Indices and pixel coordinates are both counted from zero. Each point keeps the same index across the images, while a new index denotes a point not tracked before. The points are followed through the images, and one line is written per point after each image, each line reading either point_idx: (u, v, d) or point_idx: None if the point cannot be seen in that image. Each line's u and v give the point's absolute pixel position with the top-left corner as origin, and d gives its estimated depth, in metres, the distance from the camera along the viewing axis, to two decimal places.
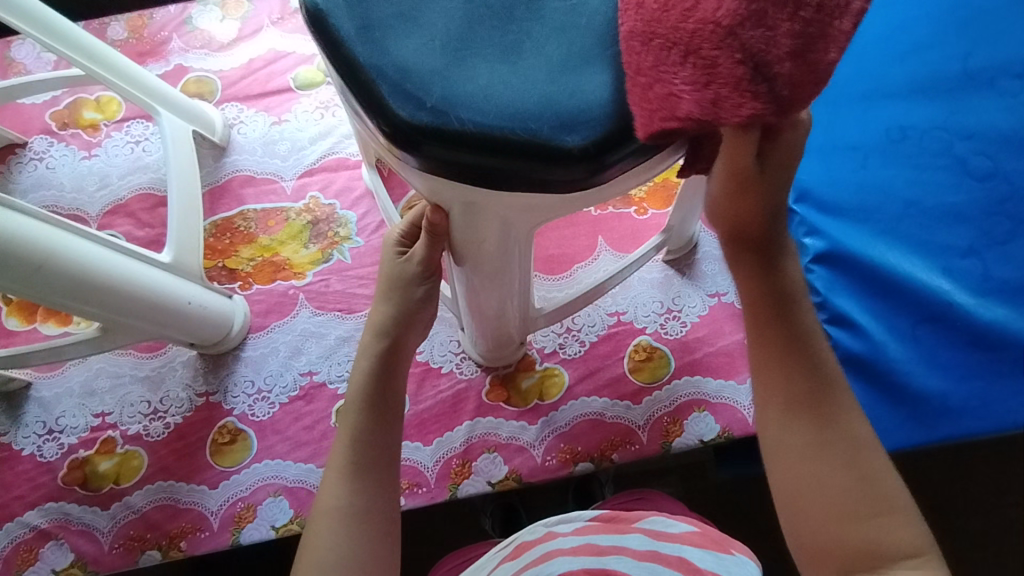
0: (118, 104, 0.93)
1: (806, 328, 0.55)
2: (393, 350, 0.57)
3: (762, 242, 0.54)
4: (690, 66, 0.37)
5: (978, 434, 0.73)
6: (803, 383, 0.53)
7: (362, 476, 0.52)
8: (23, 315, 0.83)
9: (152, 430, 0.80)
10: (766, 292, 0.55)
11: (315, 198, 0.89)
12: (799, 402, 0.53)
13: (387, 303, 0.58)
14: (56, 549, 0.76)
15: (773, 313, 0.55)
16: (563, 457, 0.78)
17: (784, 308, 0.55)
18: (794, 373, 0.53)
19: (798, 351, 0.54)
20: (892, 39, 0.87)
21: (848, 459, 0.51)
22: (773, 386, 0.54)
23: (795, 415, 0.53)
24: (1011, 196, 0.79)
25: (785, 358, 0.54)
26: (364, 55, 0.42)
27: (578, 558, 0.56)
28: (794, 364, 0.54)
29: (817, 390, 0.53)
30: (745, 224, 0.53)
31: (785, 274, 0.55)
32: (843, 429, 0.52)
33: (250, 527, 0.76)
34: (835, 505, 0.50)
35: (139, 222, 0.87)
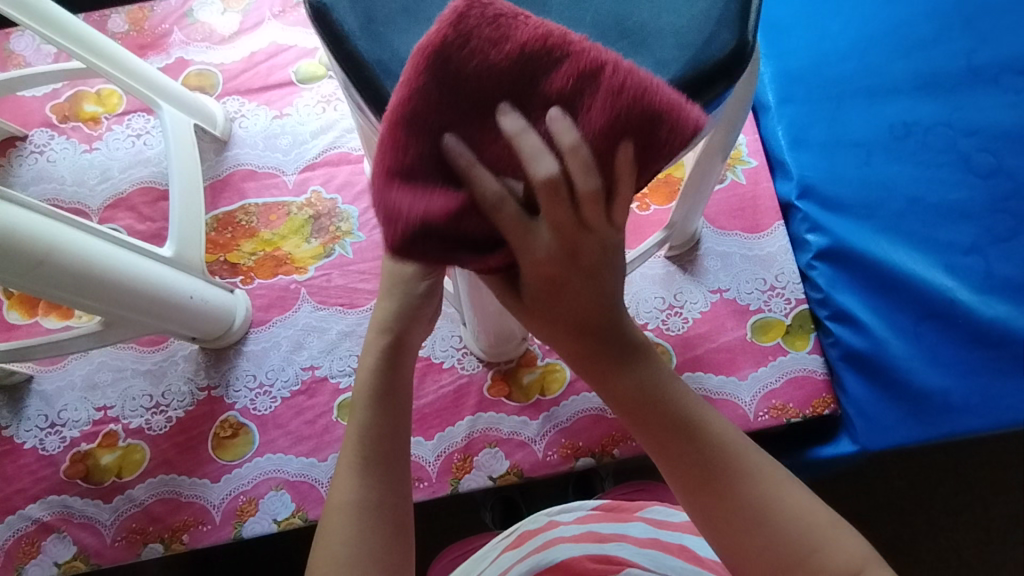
0: (119, 97, 0.93)
1: (682, 405, 0.44)
2: (397, 345, 0.56)
3: (598, 343, 0.42)
4: (408, 174, 0.34)
5: (979, 431, 0.73)
6: (702, 464, 0.43)
7: (376, 468, 0.51)
8: (25, 308, 0.83)
9: (154, 423, 0.81)
10: (617, 395, 0.44)
11: (317, 193, 0.88)
12: (703, 487, 0.43)
13: (389, 298, 0.58)
14: (59, 541, 0.76)
15: (635, 411, 0.44)
16: (565, 452, 0.78)
17: (650, 404, 0.43)
18: (687, 463, 0.43)
19: (679, 437, 0.43)
20: (896, 35, 0.87)
21: (774, 521, 0.42)
22: (669, 477, 0.44)
23: (708, 500, 0.43)
24: (1015, 193, 0.79)
25: (669, 452, 0.43)
26: (367, 50, 0.42)
27: (580, 544, 0.56)
28: (686, 451, 0.43)
29: (716, 465, 0.43)
30: (580, 326, 0.41)
31: (645, 365, 0.44)
32: (754, 494, 0.42)
33: (253, 520, 0.76)
34: (777, 565, 0.42)
35: (140, 216, 0.87)
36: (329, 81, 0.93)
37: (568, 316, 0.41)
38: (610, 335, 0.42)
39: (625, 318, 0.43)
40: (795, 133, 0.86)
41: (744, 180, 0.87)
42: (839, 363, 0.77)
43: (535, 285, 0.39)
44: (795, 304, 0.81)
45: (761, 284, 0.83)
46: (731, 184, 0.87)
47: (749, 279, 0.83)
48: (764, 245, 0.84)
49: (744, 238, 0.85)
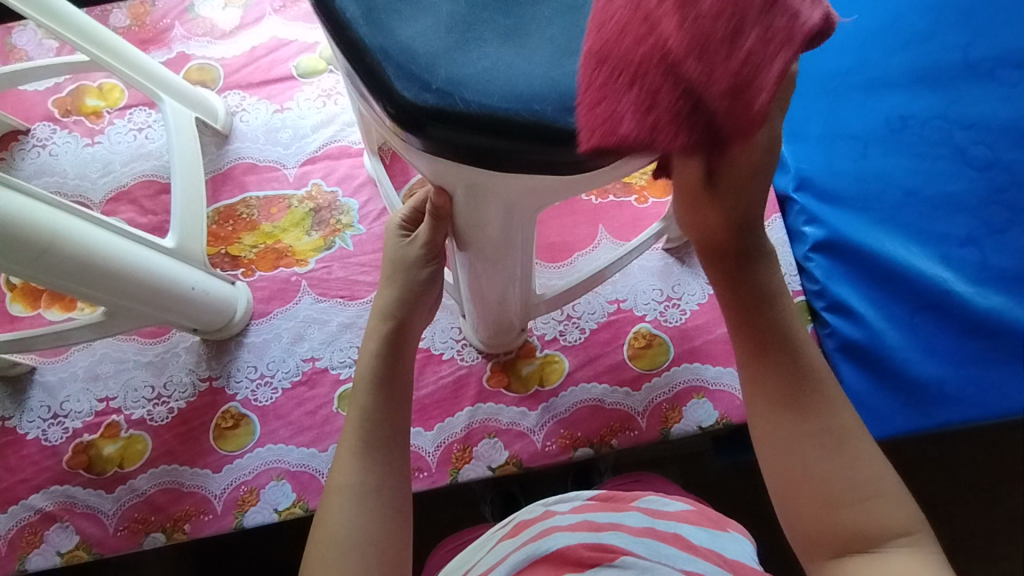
0: (121, 91, 0.94)
1: (787, 326, 0.52)
2: (397, 332, 0.57)
3: (741, 242, 0.51)
4: (645, 103, 0.35)
5: (974, 420, 0.74)
6: (789, 375, 0.50)
7: (374, 453, 0.52)
8: (27, 301, 0.84)
9: (156, 414, 0.81)
10: (740, 296, 0.52)
11: (317, 186, 0.89)
12: (789, 402, 0.50)
13: (389, 287, 0.59)
14: (61, 531, 0.77)
15: (750, 314, 0.52)
16: (564, 442, 0.78)
17: (763, 310, 0.52)
18: (775, 371, 0.51)
19: (776, 348, 0.51)
20: (892, 29, 0.87)
21: (842, 455, 0.48)
22: (758, 380, 0.51)
23: (784, 408, 0.50)
24: (1010, 185, 0.79)
25: (766, 356, 0.51)
26: (369, 37, 0.42)
27: (576, 533, 0.57)
28: (779, 359, 0.51)
29: (801, 381, 0.50)
30: (725, 223, 0.49)
31: (766, 275, 0.52)
32: (826, 418, 0.49)
33: (253, 510, 0.77)
34: (826, 493, 0.47)
35: (142, 209, 0.88)
36: (329, 75, 0.93)
37: (730, 210, 0.48)
38: (750, 240, 0.51)
39: (761, 232, 0.51)
40: (793, 127, 0.88)
41: None
42: (836, 354, 0.78)
43: (725, 180, 0.45)
44: (792, 296, 0.82)
45: None
46: None
47: None
48: None
49: None
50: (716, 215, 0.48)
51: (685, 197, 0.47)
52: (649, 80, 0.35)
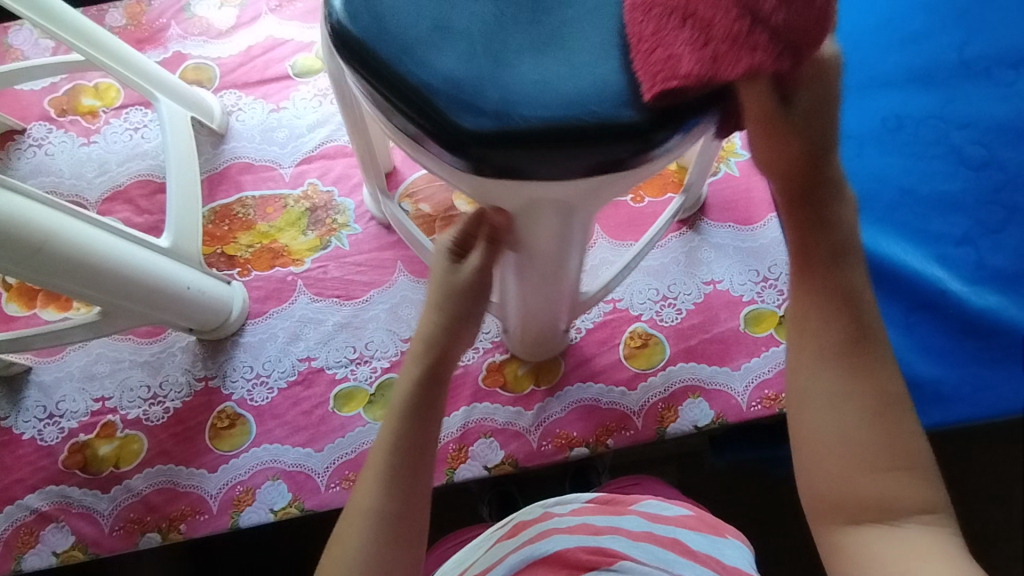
0: (117, 91, 0.94)
1: (855, 283, 0.50)
2: (438, 359, 0.58)
3: (812, 176, 0.49)
4: (703, 31, 0.40)
5: (972, 420, 0.74)
6: (846, 329, 0.49)
7: (398, 480, 0.52)
8: (23, 300, 0.84)
9: (152, 414, 0.81)
10: (812, 236, 0.50)
11: (313, 185, 0.89)
12: (838, 357, 0.48)
13: (435, 311, 0.59)
14: (57, 531, 0.77)
15: (819, 262, 0.50)
16: (560, 442, 0.78)
17: (832, 263, 0.50)
18: (834, 323, 0.49)
19: (840, 302, 0.49)
20: (888, 28, 0.87)
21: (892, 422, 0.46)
22: (814, 334, 0.49)
23: (834, 360, 0.48)
24: (1005, 185, 0.80)
25: (828, 308, 0.49)
26: (416, 76, 0.42)
27: (574, 536, 0.57)
28: (842, 313, 0.49)
29: (857, 341, 0.48)
30: (802, 160, 0.48)
31: (843, 218, 0.50)
32: (877, 381, 0.47)
33: (249, 510, 0.77)
34: (852, 451, 0.46)
35: (138, 209, 0.88)
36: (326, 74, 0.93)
37: (803, 146, 0.47)
38: (825, 177, 0.49)
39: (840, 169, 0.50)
40: None
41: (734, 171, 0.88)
42: None
43: (796, 106, 0.45)
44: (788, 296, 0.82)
45: (754, 276, 0.83)
46: (724, 176, 0.88)
47: (741, 272, 0.84)
48: (757, 238, 0.85)
49: (735, 230, 0.86)
50: (795, 153, 0.47)
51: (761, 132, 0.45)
52: (707, 11, 0.40)
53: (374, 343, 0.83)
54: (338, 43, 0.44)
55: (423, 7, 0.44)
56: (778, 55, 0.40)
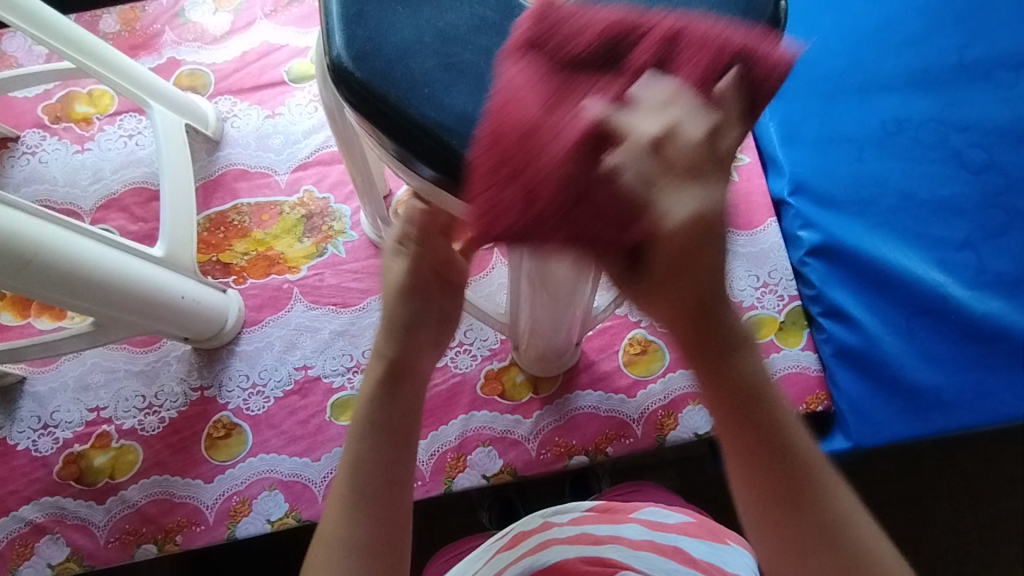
0: (111, 97, 0.93)
1: (785, 431, 0.36)
2: (396, 370, 0.44)
3: (710, 331, 0.34)
4: (531, 193, 0.30)
5: (972, 427, 0.73)
6: (791, 501, 0.35)
7: (367, 508, 0.40)
8: (17, 309, 0.83)
9: (147, 424, 0.80)
10: (722, 400, 0.35)
11: (309, 192, 0.88)
12: (790, 542, 0.35)
13: (391, 342, 0.45)
14: (52, 543, 0.76)
15: (736, 423, 0.36)
16: (558, 451, 0.78)
17: (754, 418, 0.35)
18: (772, 497, 0.35)
19: (777, 465, 0.35)
20: (887, 31, 0.87)
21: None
22: (748, 510, 0.36)
23: (786, 546, 0.36)
24: (1006, 188, 0.79)
25: (761, 480, 0.35)
26: (424, 114, 0.42)
27: (574, 546, 0.56)
28: (780, 482, 0.35)
29: (807, 510, 0.35)
30: (686, 316, 0.34)
31: (749, 360, 0.35)
32: (842, 545, 0.35)
33: (246, 521, 0.76)
34: None
35: (132, 216, 0.87)
36: None
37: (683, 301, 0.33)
38: (715, 321, 0.34)
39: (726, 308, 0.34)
40: (787, 129, 0.86)
41: (735, 174, 0.87)
42: (832, 360, 0.77)
43: (660, 264, 0.32)
44: (787, 301, 0.82)
45: (754, 281, 0.83)
46: None
47: (741, 277, 0.83)
48: (757, 243, 0.84)
49: (736, 235, 0.84)
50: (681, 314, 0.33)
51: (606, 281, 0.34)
52: (505, 196, 0.31)
53: None
54: (338, 85, 0.44)
55: (424, 41, 0.44)
56: (596, 251, 0.31)
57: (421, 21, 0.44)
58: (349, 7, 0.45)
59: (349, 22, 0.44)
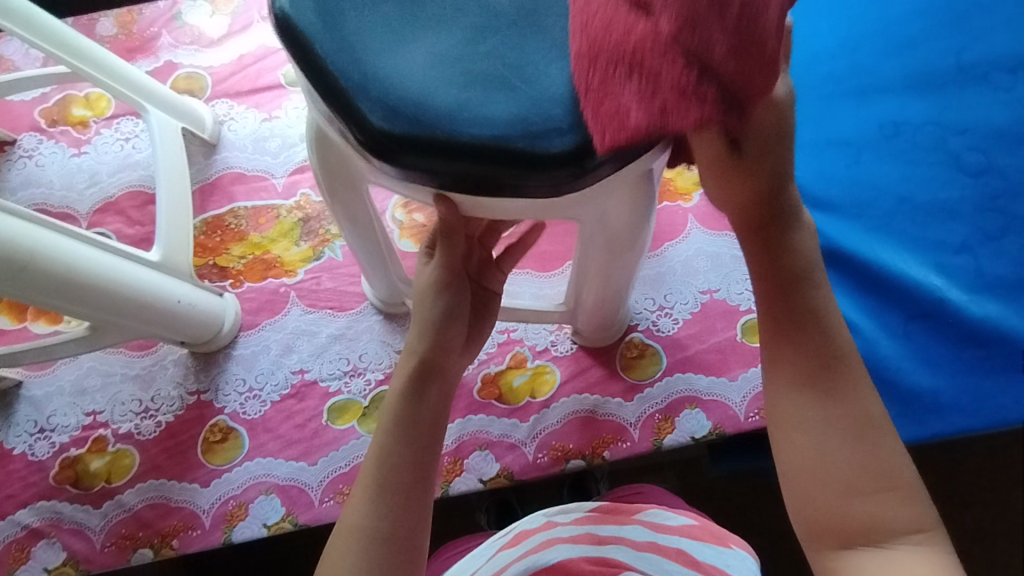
0: (108, 101, 0.93)
1: (818, 305, 0.47)
2: (422, 369, 0.51)
3: (764, 213, 0.48)
4: (647, 91, 0.39)
5: (969, 431, 0.73)
6: (817, 352, 0.46)
7: (389, 496, 0.47)
8: (13, 314, 0.83)
9: (144, 428, 0.80)
10: (771, 271, 0.48)
11: (306, 196, 0.88)
12: (813, 383, 0.46)
13: (420, 341, 0.52)
14: (48, 547, 0.76)
15: (781, 289, 0.48)
16: (556, 454, 0.77)
17: (792, 287, 0.48)
18: (806, 349, 0.47)
19: (806, 327, 0.47)
20: (885, 33, 0.86)
21: (863, 441, 0.45)
22: (783, 362, 0.47)
23: (811, 390, 0.46)
24: (1004, 192, 0.79)
25: (795, 337, 0.47)
26: (478, 134, 0.43)
27: (577, 545, 0.57)
28: (807, 333, 0.47)
29: (830, 361, 0.46)
30: (759, 195, 0.47)
31: (796, 242, 0.48)
32: (852, 399, 0.46)
33: (242, 525, 0.76)
34: (839, 485, 0.44)
35: (129, 220, 0.87)
36: None
37: (752, 181, 0.46)
38: (776, 204, 0.47)
39: (791, 195, 0.48)
40: None
41: None
42: None
43: (751, 146, 0.44)
44: None
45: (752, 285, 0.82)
46: None
47: (738, 280, 0.83)
48: None
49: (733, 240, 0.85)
50: (754, 183, 0.46)
51: (712, 170, 0.46)
52: (645, 76, 0.39)
53: (368, 354, 0.82)
54: (379, 152, 0.44)
55: (437, 71, 0.44)
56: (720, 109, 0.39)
57: (422, 56, 0.45)
58: (351, 73, 0.44)
59: (335, 51, 0.45)
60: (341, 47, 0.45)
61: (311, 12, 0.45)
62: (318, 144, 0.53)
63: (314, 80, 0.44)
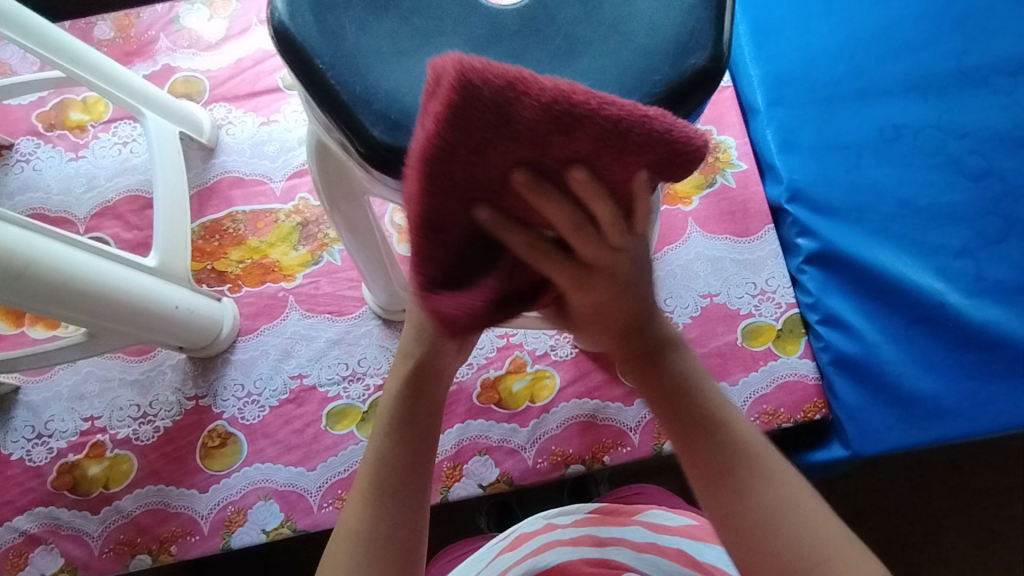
0: (105, 105, 0.92)
1: (709, 408, 0.43)
2: (419, 372, 0.51)
3: (639, 340, 0.44)
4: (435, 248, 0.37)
5: (970, 436, 0.73)
6: (716, 457, 0.42)
7: (387, 498, 0.47)
8: (12, 318, 0.83)
9: (142, 434, 0.80)
10: (653, 388, 0.44)
11: (304, 200, 0.88)
12: (721, 482, 0.41)
13: (414, 343, 0.52)
14: (46, 553, 0.76)
15: (665, 406, 0.44)
16: (555, 460, 0.77)
17: (679, 400, 0.44)
18: (703, 454, 0.42)
19: (700, 432, 0.43)
20: (885, 37, 0.86)
21: (783, 519, 0.40)
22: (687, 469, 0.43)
23: (716, 490, 0.41)
24: (1005, 195, 0.79)
25: (691, 442, 0.43)
26: None
27: (578, 548, 0.57)
28: (703, 442, 0.42)
29: (731, 458, 0.42)
30: (628, 320, 0.43)
31: (676, 361, 0.45)
32: (760, 488, 0.40)
33: (241, 531, 0.76)
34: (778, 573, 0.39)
35: (127, 224, 0.87)
36: None
37: (616, 319, 0.43)
38: (646, 331, 0.44)
39: (661, 320, 0.45)
40: (785, 136, 0.85)
41: (734, 182, 0.87)
42: (830, 368, 0.77)
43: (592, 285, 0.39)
44: (786, 308, 0.81)
45: (752, 288, 0.82)
46: (720, 187, 0.87)
47: (739, 284, 0.83)
48: (754, 249, 0.84)
49: (734, 242, 0.84)
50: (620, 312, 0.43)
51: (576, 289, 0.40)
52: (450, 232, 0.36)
53: (368, 359, 0.82)
54: (383, 164, 0.44)
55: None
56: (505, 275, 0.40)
57: (423, 66, 0.45)
58: (352, 84, 0.44)
59: (335, 60, 0.44)
60: (341, 58, 0.44)
61: (308, 22, 0.45)
62: (318, 155, 0.53)
63: (314, 90, 0.44)
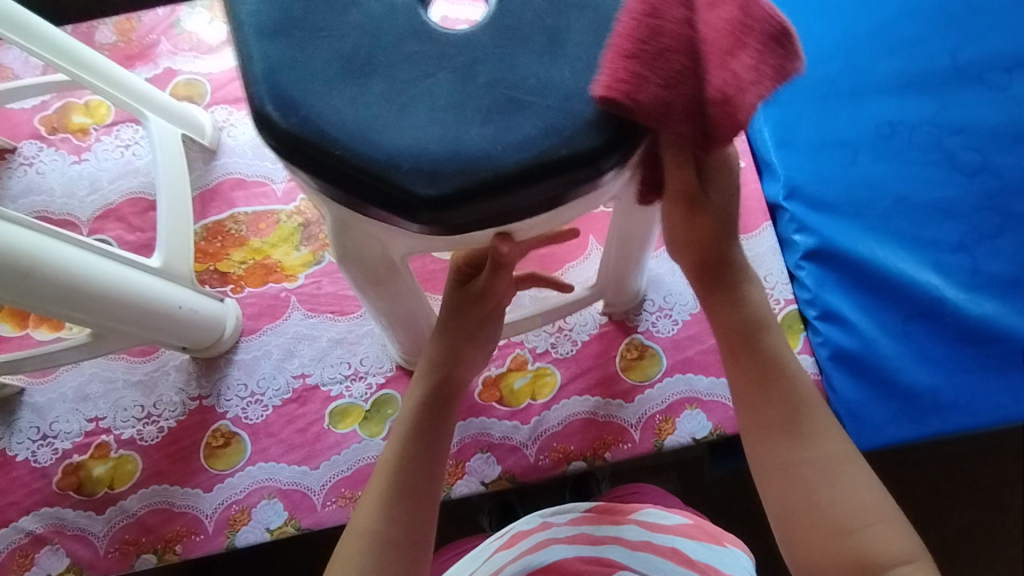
0: (108, 108, 0.93)
1: (777, 355, 0.52)
2: (444, 384, 0.53)
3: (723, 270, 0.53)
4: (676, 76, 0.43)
5: (967, 429, 0.74)
6: (780, 401, 0.51)
7: (401, 500, 0.48)
8: (15, 321, 0.83)
9: (146, 434, 0.81)
10: (729, 324, 0.54)
11: (305, 201, 0.89)
12: (782, 425, 0.50)
13: (440, 352, 0.54)
14: (51, 553, 0.76)
15: (742, 342, 0.53)
16: (557, 456, 0.78)
17: (752, 340, 0.53)
18: (768, 393, 0.51)
19: (769, 372, 0.52)
20: (881, 34, 0.87)
21: (835, 475, 0.48)
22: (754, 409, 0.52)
23: (778, 434, 0.50)
24: (1000, 190, 0.80)
25: (762, 378, 0.52)
26: (519, 159, 0.43)
27: (573, 546, 0.58)
28: (772, 383, 0.51)
29: (791, 406, 0.51)
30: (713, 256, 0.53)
31: (751, 297, 0.54)
32: (813, 437, 0.49)
33: (245, 530, 0.76)
34: (832, 523, 0.47)
35: (130, 227, 0.87)
36: None
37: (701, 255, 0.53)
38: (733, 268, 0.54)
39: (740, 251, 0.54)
40: (782, 133, 0.86)
41: None
42: (828, 363, 0.77)
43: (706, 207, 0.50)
44: (785, 304, 0.80)
45: None
46: None
47: None
48: (753, 246, 0.83)
49: None
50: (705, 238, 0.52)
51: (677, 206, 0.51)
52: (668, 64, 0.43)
53: (369, 358, 0.82)
54: (433, 220, 0.43)
55: (448, 118, 0.43)
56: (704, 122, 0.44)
57: (424, 113, 0.44)
58: (371, 158, 0.43)
59: (343, 138, 0.43)
60: (348, 137, 0.43)
61: (302, 120, 0.43)
62: (340, 236, 0.51)
63: (335, 182, 0.43)
